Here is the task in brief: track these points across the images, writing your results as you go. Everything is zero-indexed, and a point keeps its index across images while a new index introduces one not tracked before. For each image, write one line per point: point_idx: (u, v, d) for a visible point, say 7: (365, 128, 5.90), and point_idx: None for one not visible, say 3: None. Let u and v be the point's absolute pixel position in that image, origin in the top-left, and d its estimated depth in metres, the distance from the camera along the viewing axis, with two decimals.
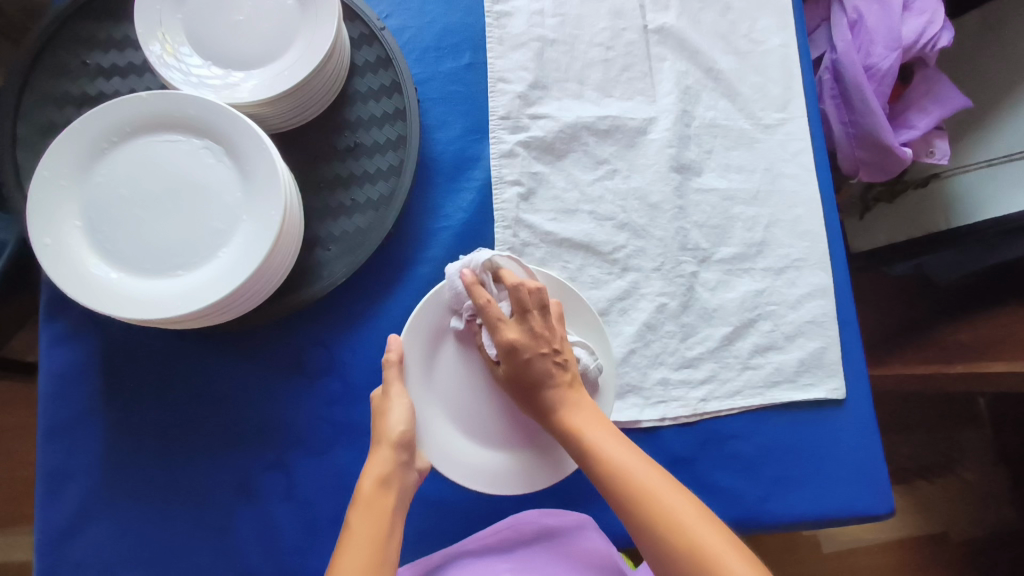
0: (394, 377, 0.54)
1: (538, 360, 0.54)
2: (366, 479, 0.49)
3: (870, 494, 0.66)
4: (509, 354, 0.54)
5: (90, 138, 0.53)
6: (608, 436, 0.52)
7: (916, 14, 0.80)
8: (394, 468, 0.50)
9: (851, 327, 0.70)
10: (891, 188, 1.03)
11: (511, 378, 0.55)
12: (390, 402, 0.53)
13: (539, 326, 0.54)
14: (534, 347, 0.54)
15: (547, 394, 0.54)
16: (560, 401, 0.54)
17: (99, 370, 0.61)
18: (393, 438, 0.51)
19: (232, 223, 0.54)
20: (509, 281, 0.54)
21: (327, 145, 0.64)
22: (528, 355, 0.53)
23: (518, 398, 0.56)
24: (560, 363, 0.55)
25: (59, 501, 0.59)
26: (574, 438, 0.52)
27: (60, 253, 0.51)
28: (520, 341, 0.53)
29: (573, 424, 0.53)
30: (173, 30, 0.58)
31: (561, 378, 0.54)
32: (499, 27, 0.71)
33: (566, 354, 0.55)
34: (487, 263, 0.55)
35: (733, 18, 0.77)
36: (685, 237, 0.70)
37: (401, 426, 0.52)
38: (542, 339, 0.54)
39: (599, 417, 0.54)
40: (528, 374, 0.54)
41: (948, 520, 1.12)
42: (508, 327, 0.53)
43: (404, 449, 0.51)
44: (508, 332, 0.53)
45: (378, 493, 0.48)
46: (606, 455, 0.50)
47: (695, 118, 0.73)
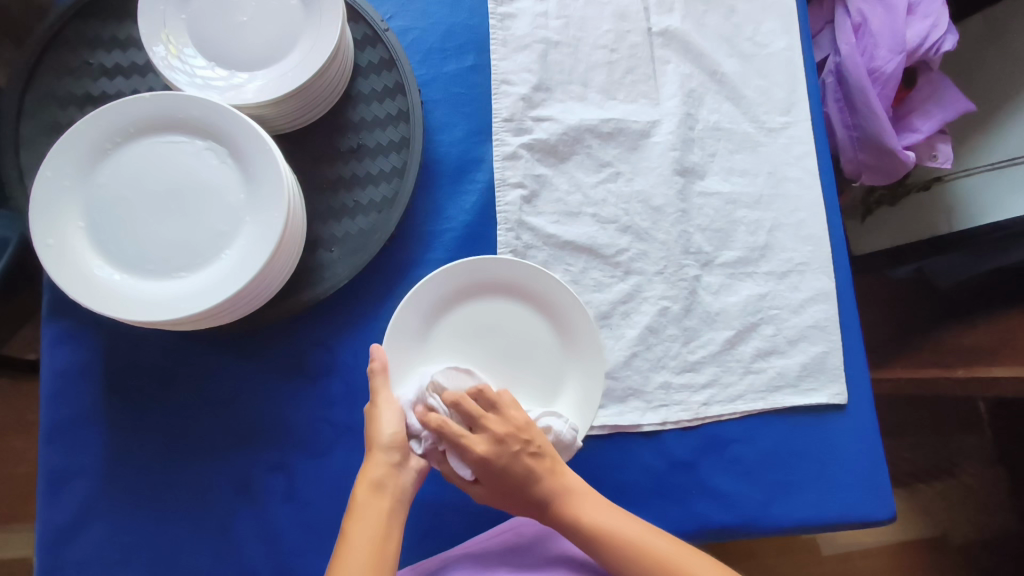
0: (382, 383, 0.52)
1: (516, 462, 0.50)
2: (360, 483, 0.48)
3: (871, 500, 0.66)
4: (485, 467, 0.50)
5: (94, 139, 0.53)
6: (608, 513, 0.52)
7: (920, 17, 0.80)
8: (388, 471, 0.49)
9: (853, 331, 0.70)
10: (893, 193, 1.02)
11: (496, 489, 0.52)
12: (379, 408, 0.52)
13: (499, 427, 0.51)
14: (506, 450, 0.50)
15: (538, 487, 0.52)
16: (551, 491, 0.52)
17: (101, 371, 0.61)
18: (385, 441, 0.50)
19: (236, 224, 0.54)
20: (450, 397, 0.51)
21: (330, 146, 0.63)
22: (504, 460, 0.50)
23: (513, 502, 0.53)
24: (535, 453, 0.51)
25: (60, 501, 0.59)
26: (574, 526, 0.52)
27: (63, 254, 0.51)
28: (489, 452, 0.50)
29: (569, 513, 0.52)
30: (177, 31, 0.58)
31: (543, 469, 0.52)
32: (503, 29, 0.71)
33: (538, 441, 0.52)
34: (426, 383, 0.53)
35: (737, 21, 0.76)
36: (688, 241, 0.69)
37: (393, 431, 0.51)
38: (509, 439, 0.51)
39: (588, 493, 0.53)
40: (510, 478, 0.51)
41: (948, 524, 1.12)
42: (474, 442, 0.50)
43: (399, 452, 0.50)
44: (476, 448, 0.50)
45: (373, 497, 0.48)
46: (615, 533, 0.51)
47: (699, 121, 0.73)
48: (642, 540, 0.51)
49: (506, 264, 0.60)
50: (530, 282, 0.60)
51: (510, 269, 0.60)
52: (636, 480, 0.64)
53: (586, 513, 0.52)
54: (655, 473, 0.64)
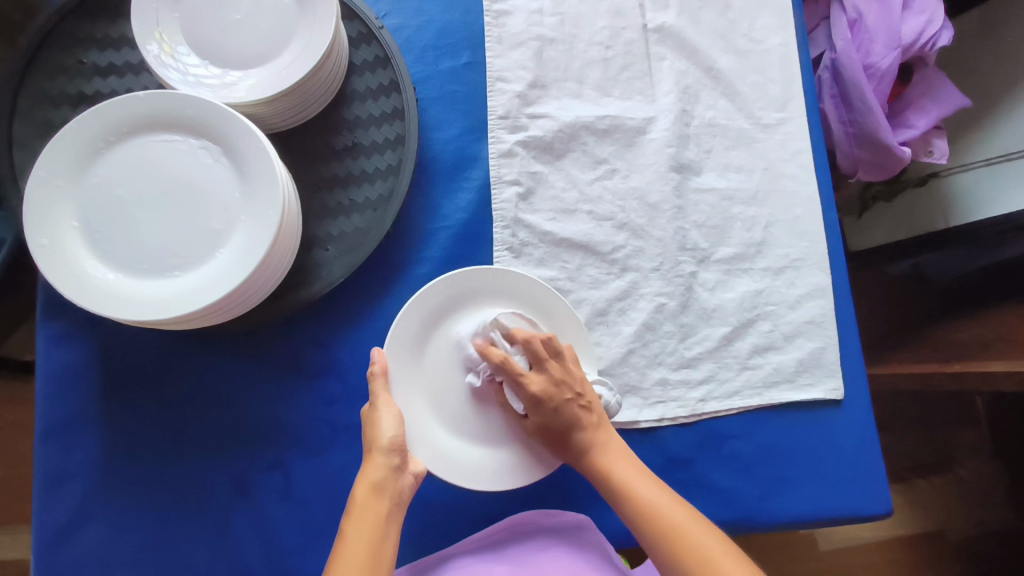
0: (382, 387, 0.53)
1: (565, 408, 0.54)
2: (360, 486, 0.49)
3: (867, 495, 0.66)
4: (536, 403, 0.54)
5: (87, 138, 0.53)
6: (633, 472, 0.54)
7: (915, 13, 0.80)
8: (387, 474, 0.49)
9: (850, 326, 0.70)
10: (889, 188, 1.03)
11: (540, 429, 0.56)
12: (379, 410, 0.52)
13: (560, 373, 0.55)
14: (558, 396, 0.54)
15: (579, 438, 0.55)
16: (588, 443, 0.55)
17: (97, 370, 0.60)
18: (384, 444, 0.50)
19: (231, 223, 0.54)
20: (520, 336, 0.55)
21: (325, 145, 0.63)
22: (554, 403, 0.54)
23: (552, 446, 0.56)
24: (583, 406, 0.55)
25: (56, 501, 0.58)
26: (604, 475, 0.54)
27: (57, 254, 0.51)
28: (544, 391, 0.54)
29: (602, 464, 0.55)
30: (171, 30, 0.58)
31: (589, 422, 0.55)
32: (498, 26, 0.71)
33: (589, 396, 0.56)
34: (494, 322, 0.57)
35: (733, 18, 0.76)
36: (684, 237, 0.69)
37: (391, 433, 0.51)
38: (565, 386, 0.55)
39: (626, 455, 0.55)
40: (558, 420, 0.54)
41: (946, 519, 1.12)
42: (531, 379, 0.54)
43: (398, 455, 0.51)
44: (532, 385, 0.54)
45: (371, 498, 0.48)
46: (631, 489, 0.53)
47: (695, 118, 0.73)
48: (657, 503, 0.52)
49: (505, 275, 0.60)
50: (531, 295, 0.60)
51: (487, 279, 0.60)
52: None
53: (619, 467, 0.54)
54: (653, 469, 0.64)
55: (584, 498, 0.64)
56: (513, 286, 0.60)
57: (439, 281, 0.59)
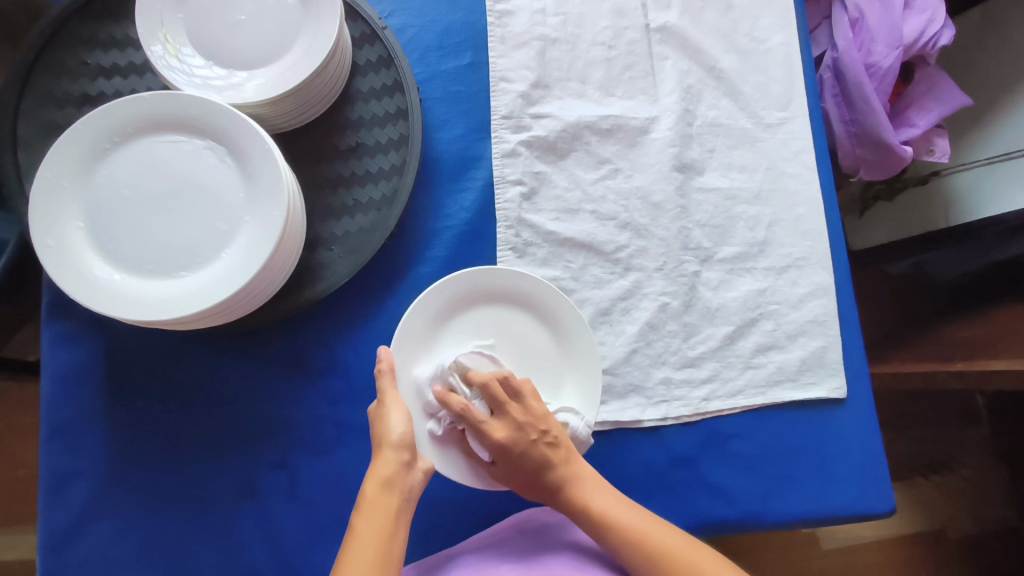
0: (389, 384, 0.53)
1: (531, 450, 0.53)
2: (369, 482, 0.49)
3: (870, 492, 0.66)
4: (503, 451, 0.53)
5: (92, 138, 0.53)
6: (613, 502, 0.54)
7: (917, 12, 0.80)
8: (397, 470, 0.49)
9: (852, 325, 0.71)
10: (891, 186, 1.04)
11: (511, 474, 0.54)
12: (387, 409, 0.52)
13: (520, 415, 0.54)
14: (525, 438, 0.53)
15: (551, 477, 0.54)
16: (562, 479, 0.54)
17: (101, 370, 0.61)
18: (394, 440, 0.50)
19: (236, 224, 0.54)
20: (478, 379, 0.55)
21: (328, 145, 0.63)
22: (520, 448, 0.53)
23: (525, 486, 0.55)
24: (551, 443, 0.54)
25: (62, 502, 0.59)
26: (583, 511, 0.54)
27: (63, 254, 0.51)
28: (508, 438, 0.53)
29: (580, 500, 0.54)
30: (175, 31, 0.58)
31: (558, 458, 0.54)
32: (501, 26, 0.71)
33: (555, 432, 0.54)
34: (452, 365, 0.56)
35: (735, 17, 0.76)
36: (687, 237, 0.70)
37: (401, 430, 0.51)
38: (528, 427, 0.54)
39: (601, 484, 0.55)
40: (525, 465, 0.53)
41: (947, 517, 1.13)
42: (494, 427, 0.53)
43: (407, 451, 0.51)
44: (496, 434, 0.53)
45: (380, 494, 0.48)
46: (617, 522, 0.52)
47: (697, 118, 0.73)
48: (641, 529, 0.52)
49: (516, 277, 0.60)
50: (544, 301, 0.61)
51: (495, 279, 0.60)
52: (637, 475, 0.64)
53: (596, 499, 0.54)
54: (657, 468, 0.65)
55: None
56: (522, 287, 0.61)
57: (445, 280, 0.59)
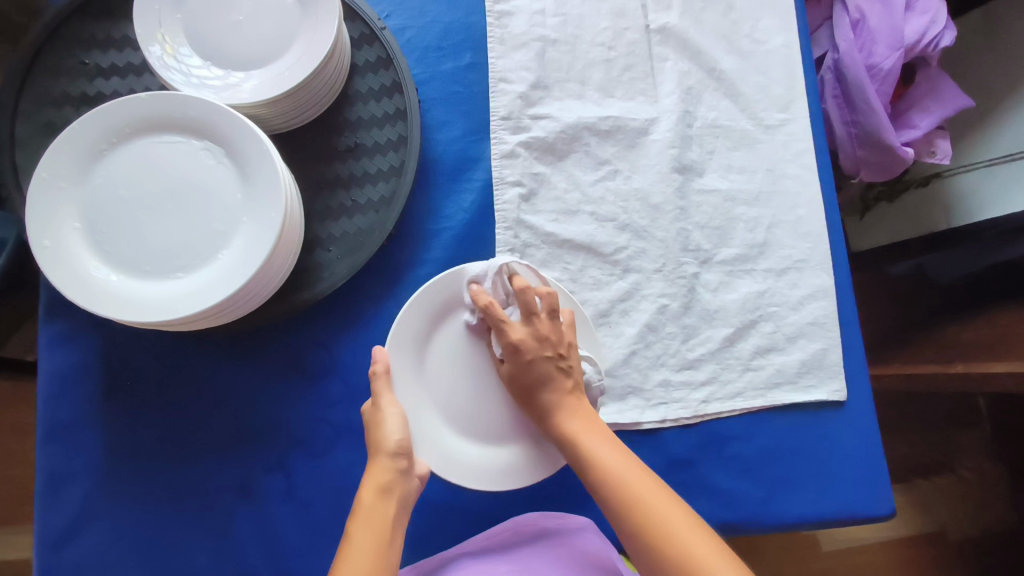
0: (384, 387, 0.53)
1: (541, 361, 0.56)
2: (366, 489, 0.49)
3: (871, 495, 0.66)
4: (514, 353, 0.56)
5: (90, 139, 0.53)
6: (604, 442, 0.53)
7: (919, 13, 0.79)
8: (395, 477, 0.49)
9: (852, 328, 0.70)
10: (891, 188, 1.03)
11: (513, 378, 0.57)
12: (383, 413, 0.52)
13: (545, 329, 0.56)
14: (537, 349, 0.56)
15: (547, 398, 0.56)
16: (556, 402, 0.55)
17: (99, 371, 0.60)
18: (390, 447, 0.50)
19: (233, 225, 0.54)
20: (518, 286, 0.56)
21: (327, 146, 0.63)
22: (529, 355, 0.55)
23: (519, 396, 0.57)
24: (564, 367, 0.56)
25: (59, 503, 0.59)
26: (569, 442, 0.54)
27: (59, 255, 0.51)
28: (524, 341, 0.55)
29: (568, 430, 0.54)
30: (173, 31, 0.58)
31: (563, 382, 0.56)
32: (500, 27, 0.71)
33: (571, 359, 0.57)
34: (502, 267, 0.58)
35: (735, 18, 0.76)
36: (687, 238, 0.69)
37: (398, 436, 0.51)
38: (547, 343, 0.56)
39: (593, 421, 0.55)
40: (530, 373, 0.56)
41: (947, 519, 1.12)
42: (513, 328, 0.56)
43: (404, 456, 0.51)
44: (513, 333, 0.56)
45: (378, 501, 0.48)
46: (598, 458, 0.52)
47: (697, 119, 0.73)
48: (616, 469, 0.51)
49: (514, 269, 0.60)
50: None
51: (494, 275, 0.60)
52: None
53: (585, 436, 0.53)
54: (655, 470, 0.64)
55: (580, 500, 0.64)
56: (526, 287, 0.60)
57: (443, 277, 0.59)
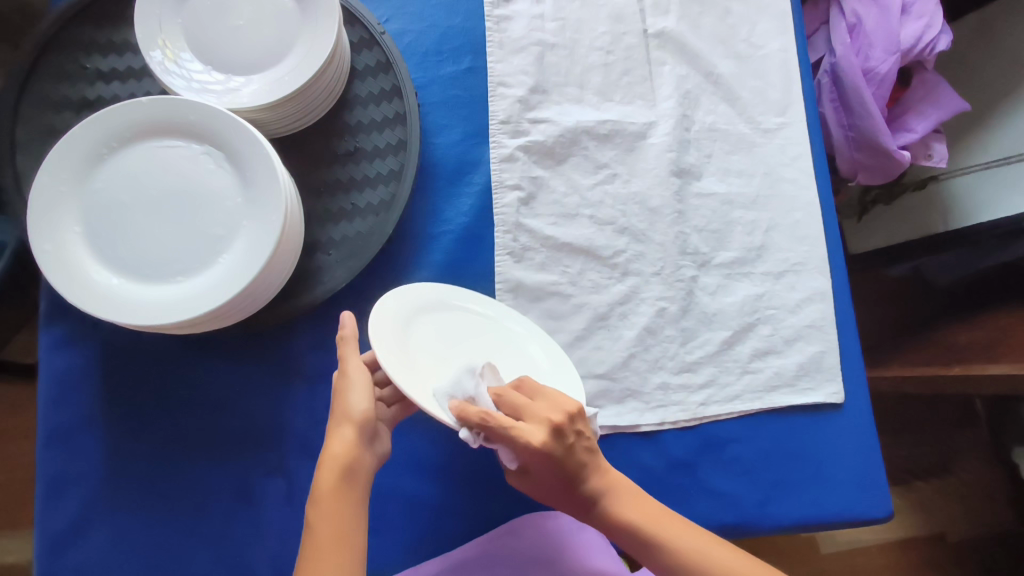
0: (351, 352, 0.52)
1: (570, 454, 0.49)
2: (324, 468, 0.47)
3: (870, 499, 0.66)
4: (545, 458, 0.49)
5: (90, 144, 0.53)
6: (668, 521, 0.51)
7: (915, 18, 0.80)
8: (356, 453, 0.49)
9: (850, 330, 0.71)
10: (889, 190, 1.02)
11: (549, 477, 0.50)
12: (347, 382, 0.51)
13: (553, 415, 0.49)
14: (563, 443, 0.49)
15: (589, 484, 0.52)
16: (600, 488, 0.52)
17: (99, 374, 0.61)
18: (352, 416, 0.49)
19: (233, 229, 0.54)
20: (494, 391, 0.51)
21: (326, 150, 0.63)
22: (561, 452, 0.49)
23: (558, 497, 0.53)
24: (587, 445, 0.51)
25: (58, 507, 0.59)
26: (629, 532, 0.51)
27: (60, 259, 0.51)
28: (546, 442, 0.48)
29: (622, 519, 0.51)
30: (174, 36, 0.58)
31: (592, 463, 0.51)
32: (499, 31, 0.71)
33: (588, 433, 0.51)
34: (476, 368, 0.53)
35: (733, 23, 0.77)
36: (685, 242, 0.70)
37: (362, 407, 0.50)
38: (565, 431, 0.49)
39: (637, 495, 0.53)
40: (565, 471, 0.50)
41: (946, 521, 1.12)
42: (528, 432, 0.48)
43: (364, 430, 0.50)
44: (533, 437, 0.47)
45: (335, 486, 0.47)
46: (672, 542, 0.50)
47: (695, 123, 0.73)
48: (698, 548, 0.50)
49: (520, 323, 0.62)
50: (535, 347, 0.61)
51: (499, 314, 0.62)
52: (635, 481, 0.64)
53: (632, 517, 0.51)
54: (655, 473, 0.65)
55: None
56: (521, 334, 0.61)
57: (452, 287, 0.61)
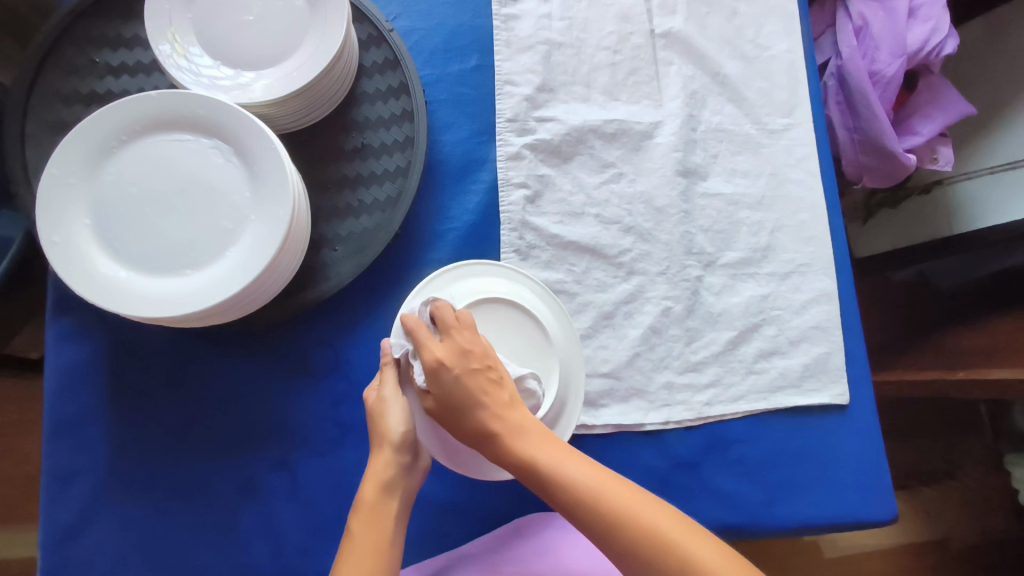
0: (391, 375, 0.53)
1: (468, 377, 0.48)
2: (369, 486, 0.49)
3: (873, 500, 0.66)
4: (437, 375, 0.49)
5: (100, 136, 0.53)
6: (565, 456, 0.46)
7: (921, 20, 0.80)
8: (395, 473, 0.50)
9: (855, 333, 0.70)
10: (894, 195, 1.04)
11: (443, 408, 0.49)
12: (386, 403, 0.51)
13: (466, 341, 0.50)
14: (466, 365, 0.49)
15: (484, 416, 0.48)
16: (500, 424, 0.47)
17: (105, 367, 0.61)
18: (393, 439, 0.50)
19: (241, 222, 0.54)
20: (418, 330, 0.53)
21: (334, 146, 0.64)
22: (456, 372, 0.48)
23: (455, 424, 0.49)
24: (493, 380, 0.49)
25: (64, 499, 0.59)
26: (528, 466, 0.46)
27: (69, 252, 0.51)
28: (446, 358, 0.49)
29: (524, 454, 0.46)
30: (184, 31, 0.58)
31: (496, 398, 0.48)
32: (507, 30, 0.71)
33: (500, 371, 0.50)
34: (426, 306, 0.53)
35: (740, 24, 0.77)
36: (691, 241, 0.70)
37: (401, 429, 0.51)
38: (472, 355, 0.49)
39: (544, 435, 0.48)
40: (460, 394, 0.48)
41: (948, 527, 1.12)
42: (436, 346, 0.49)
43: (404, 450, 0.51)
44: (435, 351, 0.49)
45: (381, 500, 0.49)
46: (574, 477, 0.44)
47: (701, 123, 0.74)
48: (603, 489, 0.44)
49: None
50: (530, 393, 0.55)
51: None
52: (637, 480, 0.64)
53: (544, 453, 0.46)
54: (659, 473, 0.64)
55: None
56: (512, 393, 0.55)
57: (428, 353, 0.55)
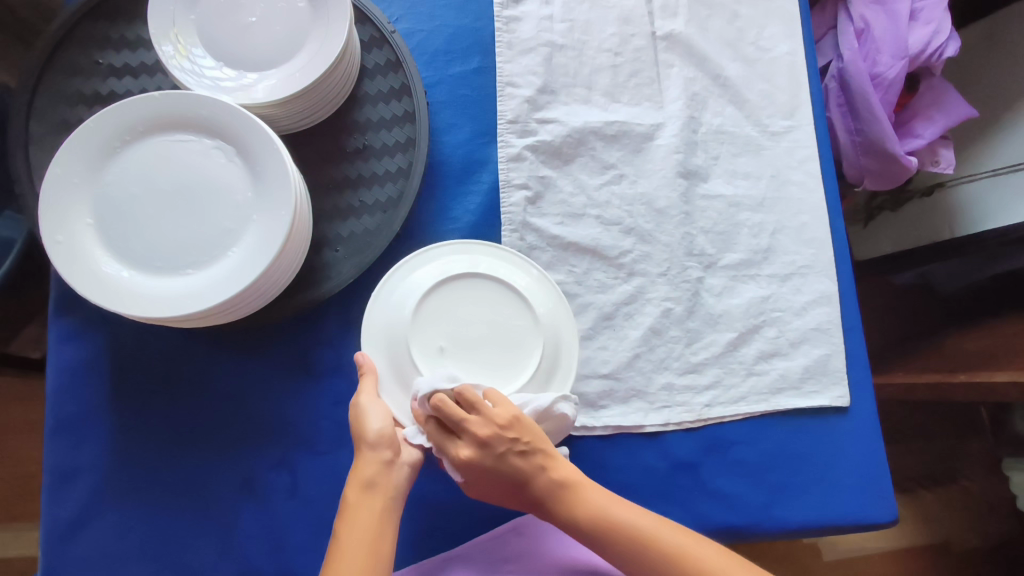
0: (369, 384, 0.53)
1: (500, 464, 0.50)
2: (351, 485, 0.49)
3: (873, 502, 0.66)
4: (470, 472, 0.51)
5: (104, 137, 0.54)
6: (607, 502, 0.52)
7: (922, 23, 0.80)
8: (377, 469, 0.50)
9: (856, 335, 0.70)
10: (895, 197, 1.04)
11: (488, 486, 0.52)
12: (363, 409, 0.52)
13: (482, 429, 0.50)
14: (491, 454, 0.50)
15: (527, 487, 0.52)
16: (545, 490, 0.52)
17: (107, 367, 0.61)
18: (370, 437, 0.50)
19: (242, 223, 0.54)
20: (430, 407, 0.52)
21: (336, 147, 0.64)
22: (487, 464, 0.50)
23: (506, 496, 0.53)
24: (522, 452, 0.51)
25: (66, 497, 0.59)
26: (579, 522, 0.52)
27: (72, 251, 0.52)
28: (472, 456, 0.50)
29: (571, 512, 0.52)
30: (187, 32, 0.58)
31: (531, 468, 0.51)
32: (509, 32, 0.71)
33: (524, 439, 0.51)
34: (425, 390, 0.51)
35: (741, 26, 0.77)
36: (691, 243, 0.70)
37: (378, 426, 0.51)
38: (494, 441, 0.50)
39: (583, 484, 0.53)
40: (500, 480, 0.51)
41: (949, 530, 1.12)
42: (459, 447, 0.50)
43: (389, 447, 0.51)
44: (460, 450, 0.50)
45: (362, 497, 0.49)
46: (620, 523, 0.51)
47: (702, 125, 0.74)
48: (643, 528, 0.51)
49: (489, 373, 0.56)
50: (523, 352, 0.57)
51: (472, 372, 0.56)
52: (637, 481, 0.64)
53: (587, 507, 0.52)
54: (658, 474, 0.64)
55: None
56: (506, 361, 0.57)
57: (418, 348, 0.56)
